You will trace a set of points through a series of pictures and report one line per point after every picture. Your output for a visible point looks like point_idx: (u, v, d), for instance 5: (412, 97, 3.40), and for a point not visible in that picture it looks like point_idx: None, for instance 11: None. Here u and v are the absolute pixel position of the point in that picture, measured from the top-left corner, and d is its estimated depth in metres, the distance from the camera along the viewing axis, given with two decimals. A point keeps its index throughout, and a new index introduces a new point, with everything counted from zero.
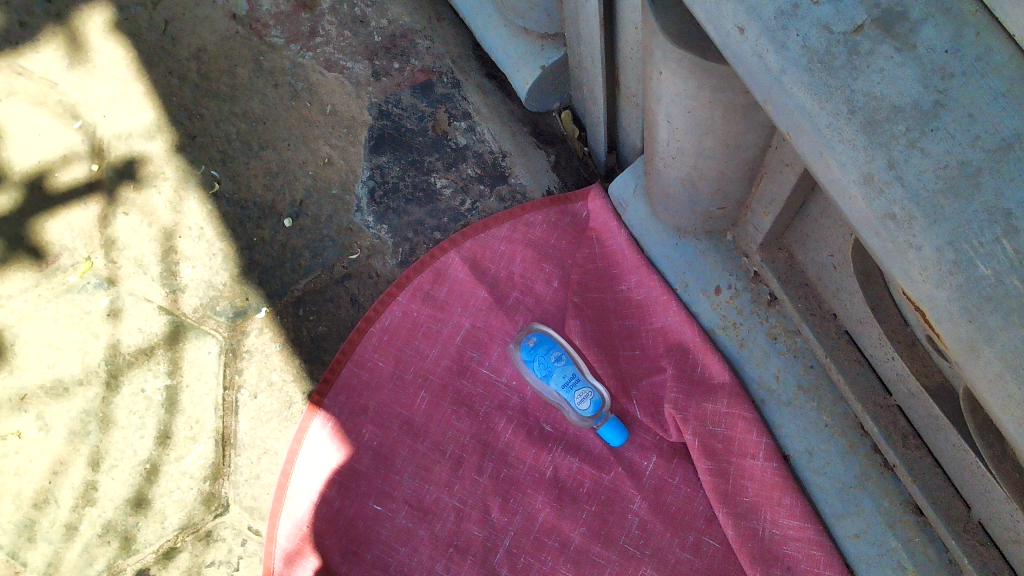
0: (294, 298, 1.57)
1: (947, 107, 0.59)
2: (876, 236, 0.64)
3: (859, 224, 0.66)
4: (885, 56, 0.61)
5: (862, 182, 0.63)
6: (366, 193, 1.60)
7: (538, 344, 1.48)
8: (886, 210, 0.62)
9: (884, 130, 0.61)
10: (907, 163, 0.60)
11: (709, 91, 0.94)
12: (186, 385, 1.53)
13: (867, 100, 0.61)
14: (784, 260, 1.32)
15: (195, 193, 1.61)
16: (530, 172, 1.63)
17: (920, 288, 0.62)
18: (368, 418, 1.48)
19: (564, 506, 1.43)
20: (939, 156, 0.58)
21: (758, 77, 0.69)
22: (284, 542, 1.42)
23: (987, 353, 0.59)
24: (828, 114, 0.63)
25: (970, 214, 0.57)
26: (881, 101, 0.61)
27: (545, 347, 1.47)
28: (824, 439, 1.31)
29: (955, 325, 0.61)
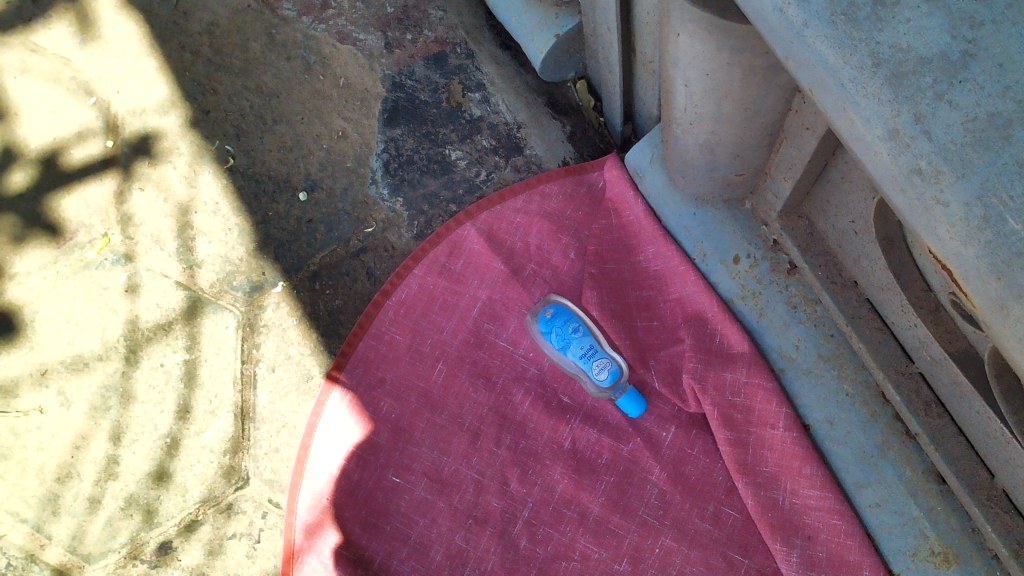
0: (311, 271, 1.57)
1: (976, 57, 0.57)
2: (902, 193, 0.63)
3: (884, 181, 0.65)
4: (911, 6, 0.59)
5: (887, 137, 0.62)
6: (381, 165, 1.60)
7: (555, 315, 1.47)
8: (912, 166, 0.61)
9: (910, 83, 0.59)
10: (934, 117, 0.59)
11: (726, 52, 0.92)
12: (204, 359, 1.54)
13: (892, 52, 0.60)
14: (804, 228, 1.30)
15: (210, 167, 1.61)
16: (546, 142, 1.61)
17: (947, 246, 0.61)
18: (386, 390, 1.48)
19: (582, 477, 1.43)
20: (968, 108, 0.57)
21: (780, 32, 0.67)
22: (304, 515, 1.43)
23: (1018, 310, 0.58)
24: (852, 69, 0.62)
25: (1000, 166, 0.56)
26: (907, 53, 0.59)
27: (562, 319, 1.47)
28: (844, 408, 1.31)
29: (984, 283, 0.60)
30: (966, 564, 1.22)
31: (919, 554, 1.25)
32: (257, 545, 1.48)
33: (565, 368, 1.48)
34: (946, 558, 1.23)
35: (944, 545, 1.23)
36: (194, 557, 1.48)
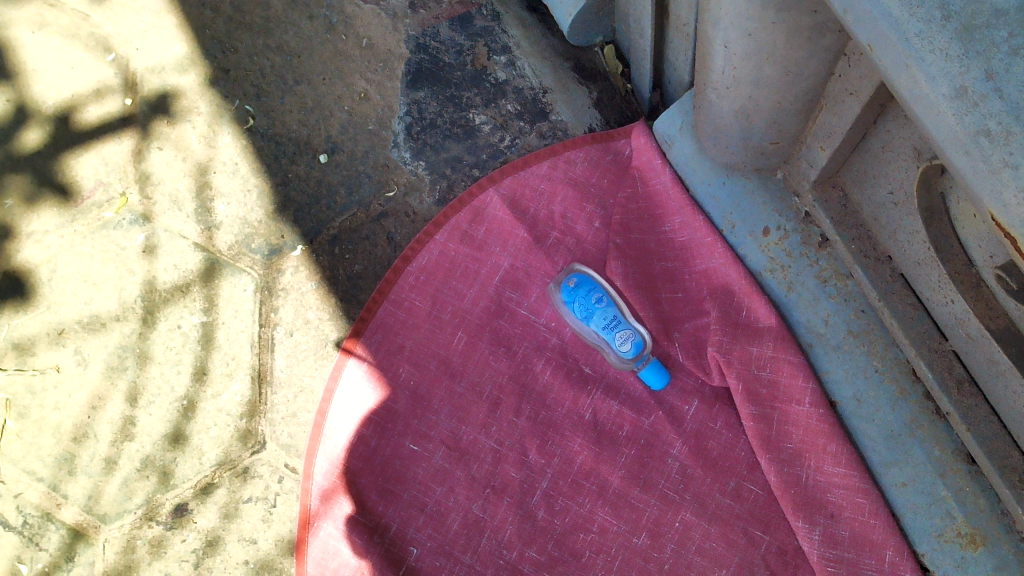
0: (330, 235, 1.55)
1: None
2: (966, 155, 0.65)
3: (944, 142, 0.67)
4: None
5: (953, 95, 0.64)
6: (403, 128, 1.57)
7: (578, 285, 1.44)
8: (979, 126, 0.63)
9: (983, 37, 0.62)
10: (1007, 73, 0.61)
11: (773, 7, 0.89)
12: (222, 322, 1.52)
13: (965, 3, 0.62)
14: (837, 200, 1.27)
15: (230, 128, 1.58)
16: (572, 108, 1.57)
17: (1013, 213, 0.64)
18: (405, 357, 1.46)
19: (602, 449, 1.41)
20: None
21: None
22: (320, 480, 1.42)
23: None
24: (919, 21, 0.65)
25: None
26: (982, 5, 0.62)
27: (585, 289, 1.43)
28: (873, 385, 1.28)
29: None
30: (994, 545, 1.19)
31: (945, 534, 1.23)
32: (272, 510, 1.47)
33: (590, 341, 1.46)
34: (973, 539, 1.21)
35: (971, 526, 1.21)
36: (210, 520, 1.47)
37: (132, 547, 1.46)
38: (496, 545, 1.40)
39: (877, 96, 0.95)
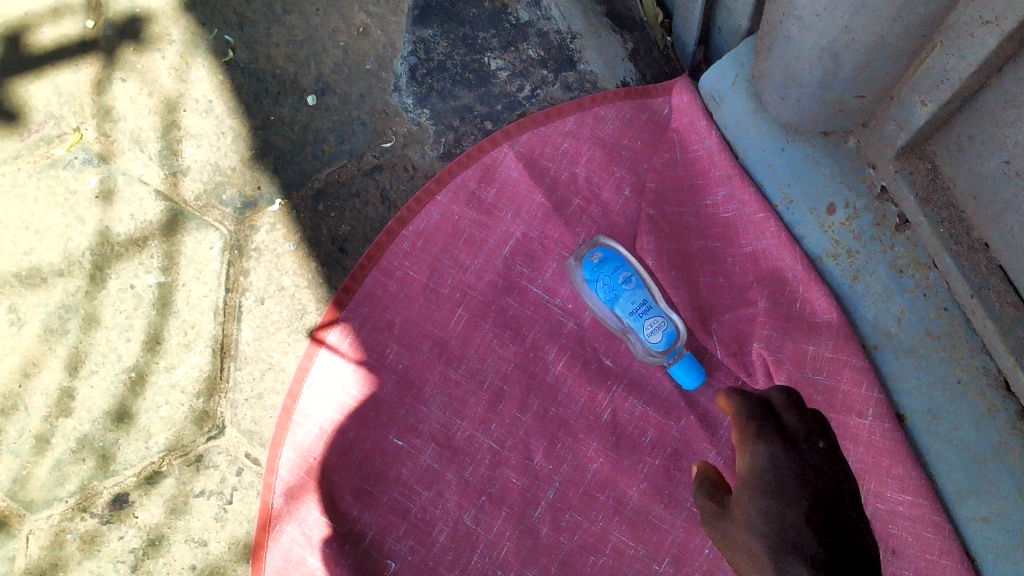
0: (314, 190, 1.32)
1: None
2: None
3: None
4: None
5: None
6: (407, 70, 1.34)
7: (603, 262, 1.21)
8: None
9: None
10: None
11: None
12: (182, 284, 1.30)
13: None
14: (925, 173, 1.04)
15: (206, 60, 1.36)
16: (604, 58, 1.34)
17: None
18: (394, 335, 1.24)
19: (621, 457, 1.20)
20: None
21: None
22: (286, 475, 1.20)
23: None
24: None
25: None
26: None
27: (613, 265, 1.20)
28: (953, 399, 1.07)
29: None
30: None
31: None
32: (228, 507, 1.25)
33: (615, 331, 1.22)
34: None
35: None
36: (154, 515, 1.25)
37: (61, 542, 1.24)
38: (490, 563, 1.18)
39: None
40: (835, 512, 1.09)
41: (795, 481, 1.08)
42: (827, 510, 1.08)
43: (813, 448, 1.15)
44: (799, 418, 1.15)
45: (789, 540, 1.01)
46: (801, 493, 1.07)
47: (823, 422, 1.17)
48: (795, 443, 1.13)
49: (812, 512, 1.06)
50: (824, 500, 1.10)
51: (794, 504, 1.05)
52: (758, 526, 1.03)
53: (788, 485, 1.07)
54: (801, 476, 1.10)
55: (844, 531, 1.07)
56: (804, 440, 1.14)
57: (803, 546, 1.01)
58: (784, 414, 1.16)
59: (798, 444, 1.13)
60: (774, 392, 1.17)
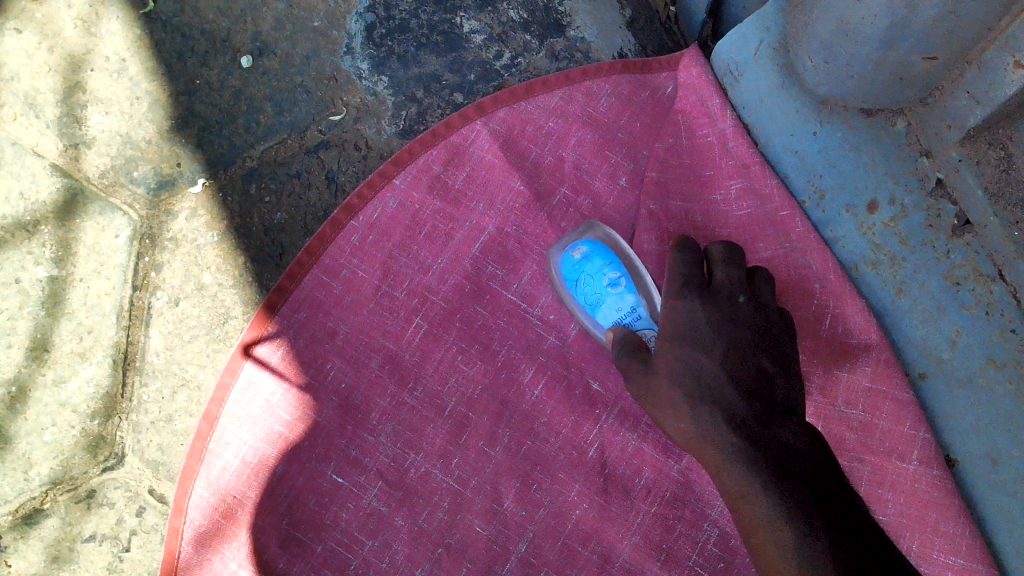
0: (246, 169, 1.09)
1: None
2: None
3: None
4: None
5: None
6: (362, 29, 1.11)
7: (587, 257, 0.99)
8: None
9: None
10: None
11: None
12: (79, 279, 1.06)
13: None
14: (997, 163, 0.85)
15: (120, 11, 1.13)
16: (597, 24, 1.14)
17: None
18: (336, 349, 1.01)
19: (610, 503, 0.98)
20: None
21: None
22: (196, 517, 0.97)
23: None
24: None
25: None
26: None
27: (598, 261, 0.99)
28: (1021, 444, 0.86)
29: None
30: None
31: None
32: (123, 556, 1.02)
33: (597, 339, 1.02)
34: None
35: None
36: (31, 564, 1.01)
37: None
38: None
39: None
40: (755, 356, 0.85)
41: (714, 313, 0.86)
42: (744, 356, 0.84)
43: (735, 305, 0.87)
44: (731, 273, 0.88)
45: (711, 425, 0.81)
46: (728, 338, 0.85)
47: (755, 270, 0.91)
48: (715, 293, 0.88)
49: (737, 373, 0.83)
50: (752, 360, 0.85)
51: (710, 347, 0.84)
52: (673, 374, 0.85)
53: (705, 322, 0.85)
54: (727, 321, 0.86)
55: (761, 377, 0.84)
56: (727, 295, 0.87)
57: (718, 394, 0.82)
58: (715, 267, 0.90)
59: (724, 298, 0.87)
60: (714, 245, 0.91)
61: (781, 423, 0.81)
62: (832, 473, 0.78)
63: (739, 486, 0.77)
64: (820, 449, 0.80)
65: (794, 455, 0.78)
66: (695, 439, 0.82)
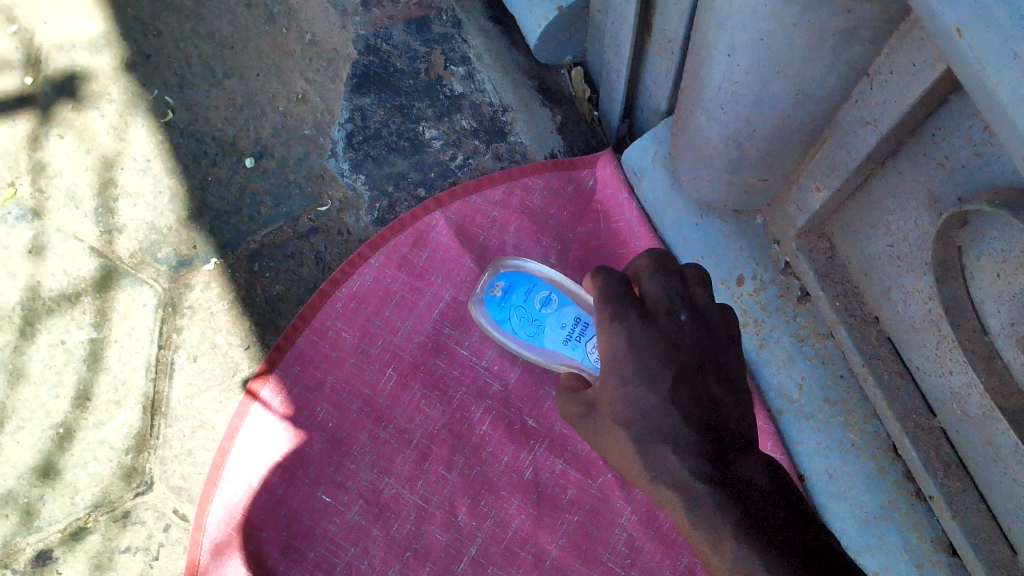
0: (250, 250, 1.35)
1: None
2: None
3: None
4: None
5: None
6: (343, 136, 1.38)
7: (508, 290, 1.24)
8: None
9: None
10: None
11: (777, 27, 0.72)
12: (114, 340, 1.32)
13: None
14: (824, 251, 1.13)
15: (145, 120, 1.40)
16: (533, 131, 1.41)
17: None
18: (325, 395, 1.27)
19: (542, 514, 1.25)
20: None
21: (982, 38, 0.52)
22: (213, 531, 1.21)
23: None
24: None
25: None
26: None
27: (522, 287, 1.23)
28: (848, 461, 1.15)
29: None
30: None
31: None
32: (153, 564, 1.25)
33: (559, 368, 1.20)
34: None
35: None
36: (77, 572, 1.25)
37: None
38: None
39: (900, 128, 0.79)
40: (702, 385, 0.88)
41: (655, 342, 0.87)
42: (690, 389, 0.87)
43: (674, 322, 0.89)
44: (664, 285, 0.91)
45: (677, 471, 0.83)
46: (676, 366, 0.86)
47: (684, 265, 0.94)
48: (654, 319, 0.89)
49: (687, 407, 0.86)
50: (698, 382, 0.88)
51: (657, 383, 0.85)
52: (622, 417, 0.87)
53: (649, 349, 0.86)
54: (671, 346, 0.87)
55: (712, 406, 0.87)
56: (665, 312, 0.89)
57: (678, 437, 0.84)
58: (647, 282, 0.92)
59: (663, 319, 0.89)
60: (643, 258, 0.92)
61: (738, 457, 0.85)
62: (790, 505, 0.82)
63: (714, 533, 0.78)
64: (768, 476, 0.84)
65: (761, 498, 0.82)
66: (658, 482, 0.84)
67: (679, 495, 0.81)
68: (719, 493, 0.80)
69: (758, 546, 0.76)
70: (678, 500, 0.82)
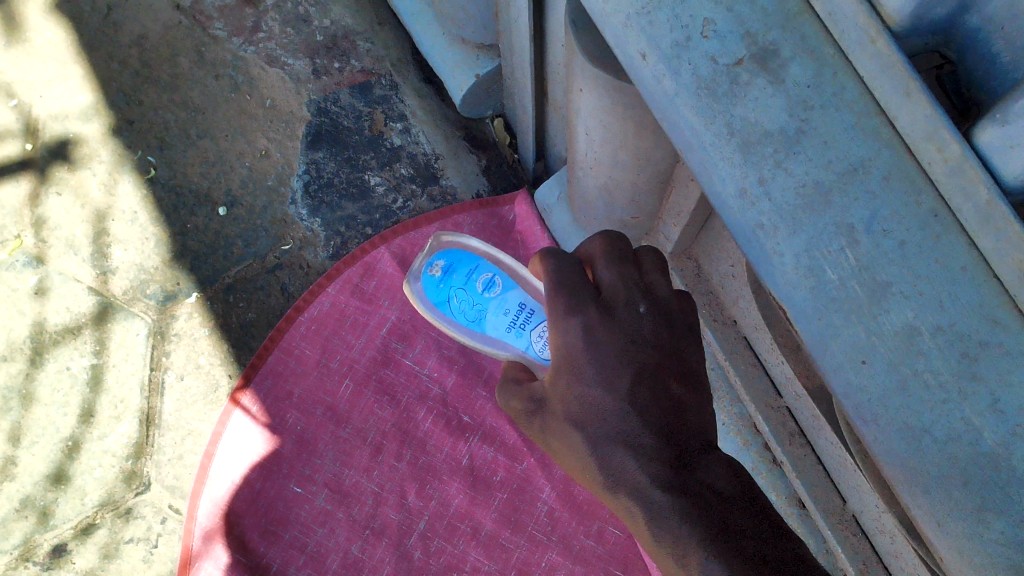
0: (225, 284, 1.60)
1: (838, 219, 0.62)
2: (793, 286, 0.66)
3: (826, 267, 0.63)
4: (801, 156, 0.63)
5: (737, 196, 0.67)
6: (301, 186, 1.64)
7: (447, 270, 1.13)
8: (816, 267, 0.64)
9: (757, 151, 0.64)
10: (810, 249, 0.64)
11: (614, 117, 1.00)
12: (112, 365, 1.56)
13: (744, 125, 0.65)
14: (693, 270, 1.41)
15: (131, 177, 1.64)
16: (461, 175, 1.68)
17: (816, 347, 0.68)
18: (293, 403, 1.53)
19: (477, 493, 1.51)
20: (806, 200, 0.63)
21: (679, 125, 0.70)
22: (203, 520, 1.45)
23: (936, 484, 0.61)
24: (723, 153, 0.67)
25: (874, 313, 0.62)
26: (756, 127, 0.64)
27: (463, 268, 1.13)
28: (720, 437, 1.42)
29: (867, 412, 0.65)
30: None
31: None
32: (154, 550, 1.49)
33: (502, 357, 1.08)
34: None
35: None
36: (88, 560, 1.49)
37: None
38: None
39: None
40: (664, 383, 0.80)
41: (615, 337, 0.79)
42: (650, 386, 0.79)
43: (635, 315, 0.81)
44: (620, 273, 0.83)
45: (634, 477, 0.76)
46: (634, 364, 0.79)
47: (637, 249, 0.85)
48: (612, 310, 0.80)
49: (647, 406, 0.78)
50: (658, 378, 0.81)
51: (615, 382, 0.78)
52: (574, 417, 0.80)
53: (605, 344, 0.79)
54: (631, 342, 0.79)
55: (674, 404, 0.80)
56: (626, 304, 0.81)
57: (637, 441, 0.77)
58: (602, 268, 0.83)
59: (622, 311, 0.81)
60: (595, 240, 0.85)
61: (705, 461, 0.79)
62: (763, 514, 0.76)
63: (680, 550, 0.72)
64: (741, 483, 0.78)
65: (725, 505, 0.75)
66: (616, 492, 0.77)
67: (639, 505, 0.75)
68: (681, 502, 0.74)
69: (704, 529, 0.73)
70: (638, 511, 0.75)
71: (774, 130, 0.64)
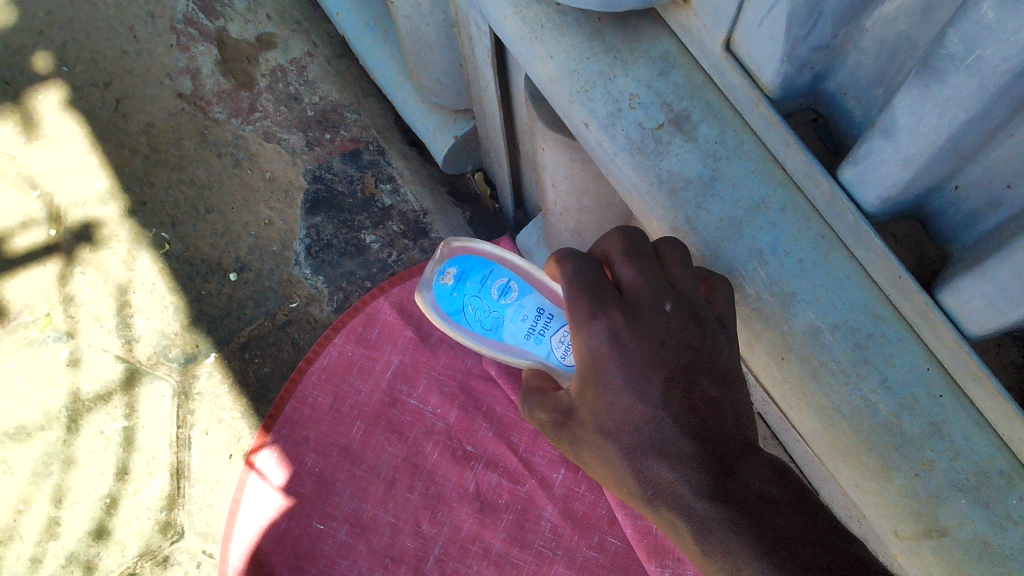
0: (240, 343, 1.75)
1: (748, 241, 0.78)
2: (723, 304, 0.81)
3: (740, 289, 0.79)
4: (715, 196, 0.79)
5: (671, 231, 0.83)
6: (303, 248, 1.80)
7: (460, 278, 1.12)
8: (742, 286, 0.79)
9: (681, 196, 0.80)
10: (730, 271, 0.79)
11: (574, 169, 1.15)
12: (141, 426, 1.70)
13: (670, 175, 0.81)
14: None
15: (147, 251, 1.79)
16: (449, 227, 1.83)
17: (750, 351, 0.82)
18: (310, 447, 1.67)
19: (485, 516, 1.63)
20: (723, 228, 0.79)
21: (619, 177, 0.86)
22: (236, 561, 1.58)
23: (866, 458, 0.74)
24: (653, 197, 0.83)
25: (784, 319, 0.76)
26: (679, 177, 0.81)
27: (476, 274, 1.12)
28: None
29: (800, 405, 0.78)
30: None
31: None
32: None
33: (518, 362, 1.10)
34: None
35: None
36: None
37: None
38: None
39: None
40: (696, 386, 0.77)
41: (645, 344, 0.77)
42: (683, 390, 0.76)
43: (661, 315, 0.78)
44: (640, 269, 0.80)
45: (675, 487, 0.74)
46: (664, 367, 0.76)
47: (658, 244, 0.82)
48: (636, 310, 0.78)
49: (680, 412, 0.76)
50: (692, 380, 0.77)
51: (648, 387, 0.76)
52: (607, 428, 0.79)
53: (634, 349, 0.77)
54: (657, 346, 0.77)
55: (709, 407, 0.77)
56: (649, 303, 0.78)
57: (675, 449, 0.75)
58: (620, 268, 0.81)
59: (646, 312, 0.78)
60: (613, 239, 0.83)
61: (747, 465, 0.75)
62: (814, 517, 0.73)
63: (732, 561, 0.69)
64: (786, 485, 0.75)
65: (771, 509, 0.72)
66: (657, 502, 0.75)
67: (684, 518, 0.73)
68: (728, 513, 0.71)
69: (754, 541, 0.69)
70: (684, 524, 0.73)
71: (694, 177, 0.80)
